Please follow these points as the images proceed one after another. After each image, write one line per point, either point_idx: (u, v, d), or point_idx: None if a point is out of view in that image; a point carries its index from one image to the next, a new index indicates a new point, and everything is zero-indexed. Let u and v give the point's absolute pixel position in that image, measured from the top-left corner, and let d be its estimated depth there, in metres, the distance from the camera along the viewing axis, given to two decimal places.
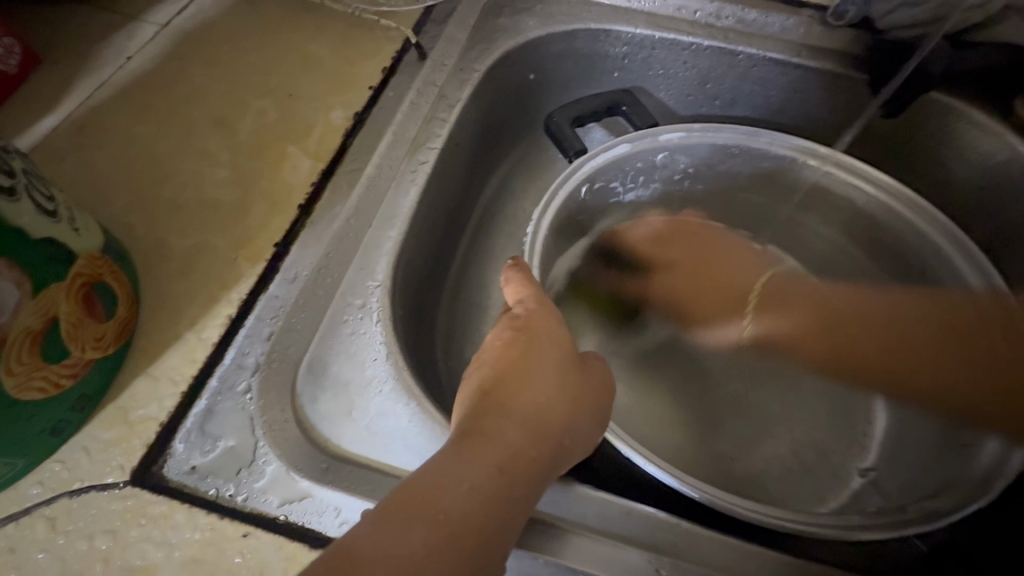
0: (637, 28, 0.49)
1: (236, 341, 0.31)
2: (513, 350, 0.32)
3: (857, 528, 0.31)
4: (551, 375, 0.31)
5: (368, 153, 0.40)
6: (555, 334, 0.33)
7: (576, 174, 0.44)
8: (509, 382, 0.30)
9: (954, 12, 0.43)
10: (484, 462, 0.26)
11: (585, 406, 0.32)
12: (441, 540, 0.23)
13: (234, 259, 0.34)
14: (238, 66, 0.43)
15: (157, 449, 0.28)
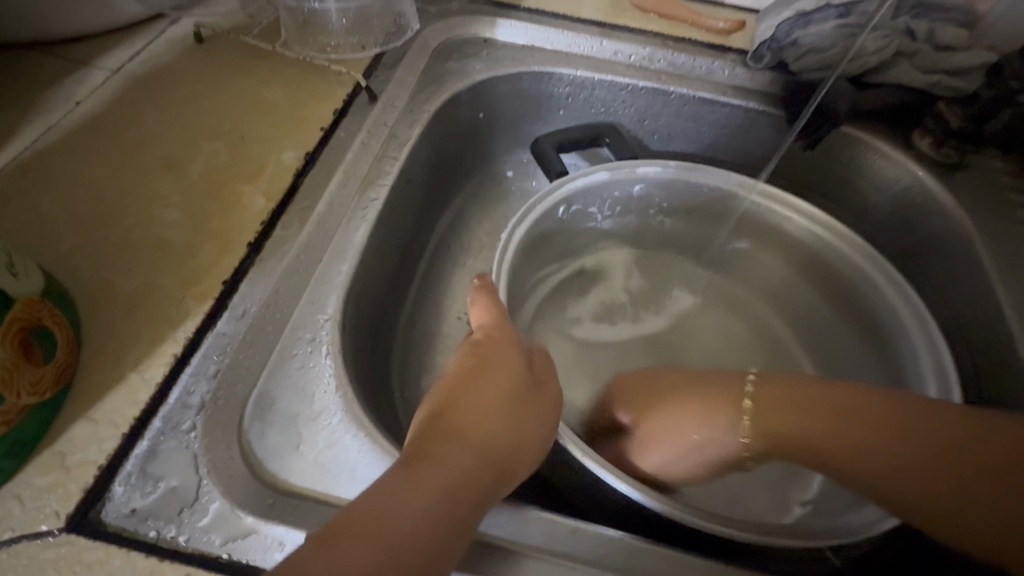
0: (578, 71, 0.54)
1: (181, 380, 0.31)
2: (466, 376, 0.33)
3: (814, 536, 0.32)
4: (502, 401, 0.32)
5: (320, 191, 0.41)
6: (509, 355, 0.35)
7: (556, 192, 0.46)
8: (463, 404, 0.31)
9: (854, 57, 0.49)
10: (433, 486, 0.27)
11: (534, 428, 0.32)
12: (390, 559, 0.23)
13: (182, 298, 0.34)
14: (190, 110, 0.44)
15: (95, 493, 0.27)
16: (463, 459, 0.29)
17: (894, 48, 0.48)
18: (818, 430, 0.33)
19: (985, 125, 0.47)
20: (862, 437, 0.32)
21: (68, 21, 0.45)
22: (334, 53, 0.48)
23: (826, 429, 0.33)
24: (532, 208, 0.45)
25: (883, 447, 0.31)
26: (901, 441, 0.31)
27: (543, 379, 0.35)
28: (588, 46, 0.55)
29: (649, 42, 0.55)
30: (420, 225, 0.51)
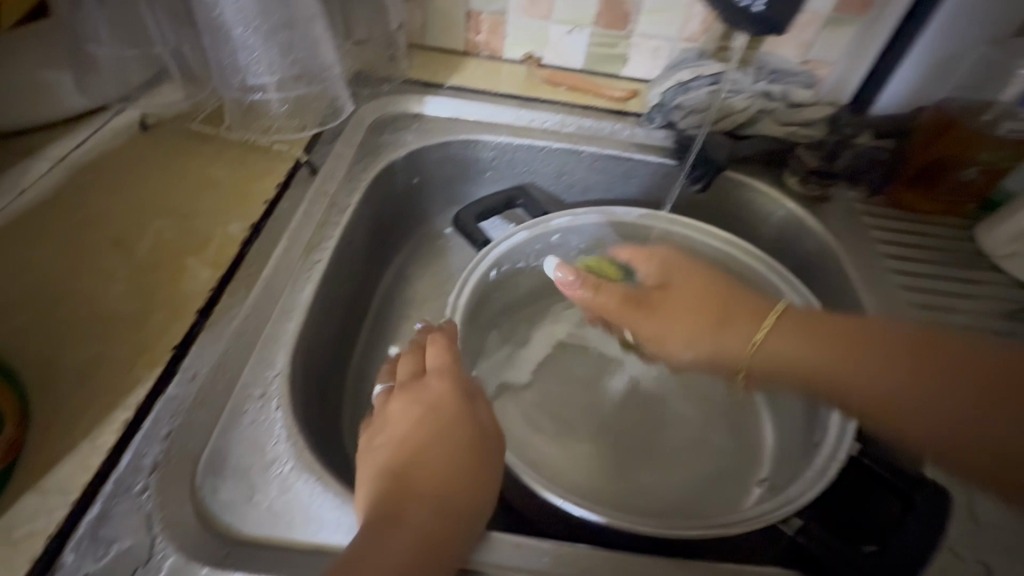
0: (500, 137, 0.61)
1: (132, 444, 0.32)
2: (420, 429, 0.34)
3: (732, 523, 0.37)
4: (457, 449, 0.34)
5: (265, 257, 0.44)
6: (449, 400, 0.36)
7: (483, 262, 0.53)
8: (411, 458, 0.33)
9: (727, 115, 0.58)
10: (397, 550, 0.28)
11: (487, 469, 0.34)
12: None
13: (131, 367, 0.36)
14: (137, 192, 0.47)
15: (45, 562, 0.28)
16: (421, 511, 0.30)
17: (754, 109, 0.58)
18: (828, 355, 0.36)
19: (834, 160, 0.57)
20: (872, 359, 0.34)
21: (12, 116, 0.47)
22: (276, 134, 0.53)
23: (849, 364, 0.35)
24: (469, 279, 0.51)
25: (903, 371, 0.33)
26: (912, 372, 0.33)
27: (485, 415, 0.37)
28: (508, 116, 0.63)
29: (561, 111, 0.64)
30: (364, 282, 0.55)
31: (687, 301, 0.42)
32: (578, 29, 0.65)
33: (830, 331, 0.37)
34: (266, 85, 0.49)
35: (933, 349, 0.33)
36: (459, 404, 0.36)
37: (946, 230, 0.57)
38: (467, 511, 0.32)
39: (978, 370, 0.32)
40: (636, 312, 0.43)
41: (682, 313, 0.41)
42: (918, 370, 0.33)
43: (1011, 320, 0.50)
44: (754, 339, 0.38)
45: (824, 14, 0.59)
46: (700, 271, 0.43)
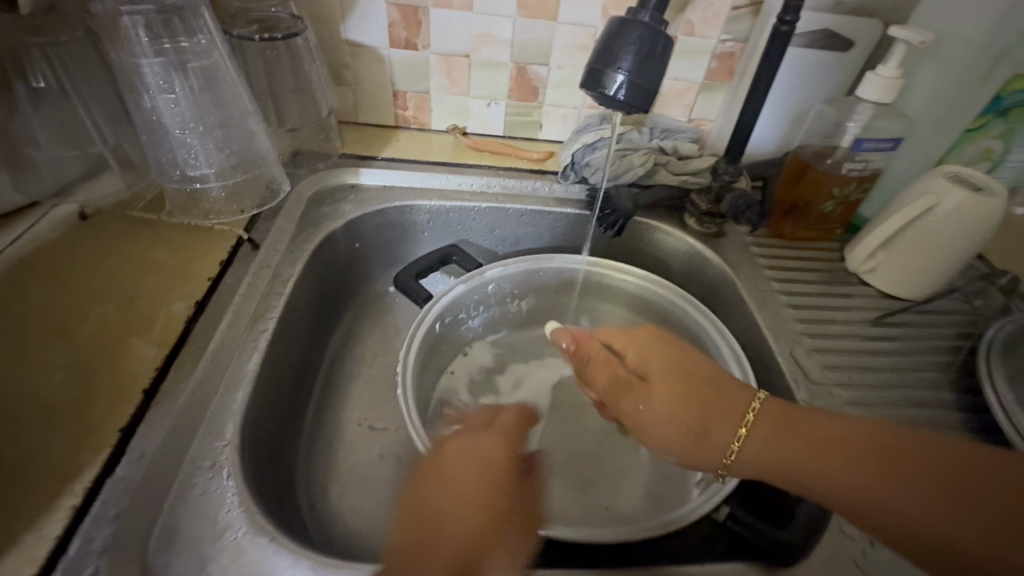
0: (432, 202, 0.67)
1: (81, 529, 0.34)
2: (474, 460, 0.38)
3: (676, 522, 0.41)
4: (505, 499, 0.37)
5: (211, 333, 0.47)
6: (498, 439, 0.40)
7: (427, 318, 0.56)
8: (456, 476, 0.37)
9: (626, 172, 0.67)
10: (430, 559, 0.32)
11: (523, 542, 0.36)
12: None
13: (76, 452, 0.37)
14: (78, 279, 0.48)
15: None
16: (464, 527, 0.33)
17: (653, 162, 0.67)
18: (799, 463, 0.36)
19: (719, 202, 0.64)
20: (859, 469, 0.34)
21: None
22: (216, 216, 0.55)
23: (826, 468, 0.35)
24: (418, 331, 0.54)
25: (878, 475, 0.34)
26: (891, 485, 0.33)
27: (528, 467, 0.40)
28: (438, 182, 0.69)
29: (486, 174, 0.71)
30: (313, 345, 0.58)
31: (667, 394, 0.40)
32: (495, 102, 0.73)
33: (806, 429, 0.37)
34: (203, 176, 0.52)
35: (905, 460, 0.34)
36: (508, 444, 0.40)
37: (820, 254, 0.67)
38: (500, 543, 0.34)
39: (933, 473, 0.33)
40: (622, 399, 0.43)
41: (665, 408, 0.40)
42: (889, 474, 0.33)
43: (879, 325, 0.58)
44: (733, 443, 0.38)
45: (699, 82, 0.71)
46: (676, 359, 0.43)
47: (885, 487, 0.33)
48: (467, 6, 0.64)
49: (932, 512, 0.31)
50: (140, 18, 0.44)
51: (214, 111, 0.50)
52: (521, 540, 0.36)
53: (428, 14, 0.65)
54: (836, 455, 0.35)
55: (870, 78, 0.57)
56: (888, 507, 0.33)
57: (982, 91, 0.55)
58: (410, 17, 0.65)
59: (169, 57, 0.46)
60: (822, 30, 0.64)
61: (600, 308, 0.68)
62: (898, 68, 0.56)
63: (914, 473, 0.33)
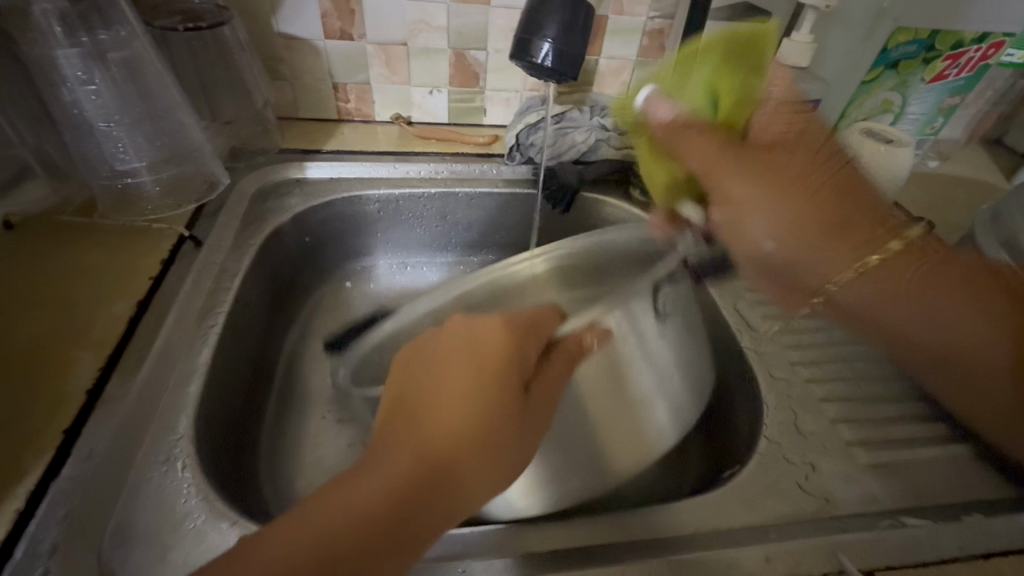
0: (380, 190, 0.67)
1: (29, 531, 0.32)
2: (446, 359, 0.33)
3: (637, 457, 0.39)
4: (442, 413, 0.30)
5: (154, 332, 0.44)
6: (455, 382, 0.31)
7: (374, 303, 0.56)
8: (423, 407, 0.31)
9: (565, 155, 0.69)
10: (443, 378, 0.32)
11: (486, 392, 0.31)
12: (469, 396, 0.31)
13: (18, 457, 0.35)
14: (8, 291, 0.45)
15: None
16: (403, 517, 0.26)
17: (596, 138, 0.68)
18: (962, 320, 0.42)
19: None
20: (963, 304, 0.42)
21: None
22: (155, 214, 0.52)
23: (988, 338, 0.41)
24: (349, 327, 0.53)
25: (972, 329, 0.41)
26: (992, 308, 0.42)
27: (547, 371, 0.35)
28: (386, 170, 0.68)
29: (433, 160, 0.70)
30: (269, 342, 0.57)
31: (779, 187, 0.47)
32: (437, 90, 0.73)
33: (969, 339, 0.42)
34: (136, 170, 0.49)
35: (1020, 297, 0.42)
36: (508, 340, 0.34)
37: None
38: (480, 482, 0.29)
39: (996, 309, 0.42)
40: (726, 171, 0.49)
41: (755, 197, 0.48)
42: (959, 291, 0.43)
43: None
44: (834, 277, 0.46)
45: (633, 60, 0.73)
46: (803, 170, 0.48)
47: (982, 326, 0.41)
48: None
49: (901, 270, 0.44)
50: (49, 8, 0.41)
51: (139, 103, 0.47)
52: (484, 491, 0.29)
53: (361, 3, 0.65)
54: (942, 325, 0.43)
55: (787, 44, 0.61)
56: (976, 346, 0.41)
57: (869, 46, 0.61)
58: (343, 6, 0.65)
59: (85, 48, 0.43)
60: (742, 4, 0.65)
61: None
62: (809, 33, 0.60)
63: (1013, 297, 0.42)
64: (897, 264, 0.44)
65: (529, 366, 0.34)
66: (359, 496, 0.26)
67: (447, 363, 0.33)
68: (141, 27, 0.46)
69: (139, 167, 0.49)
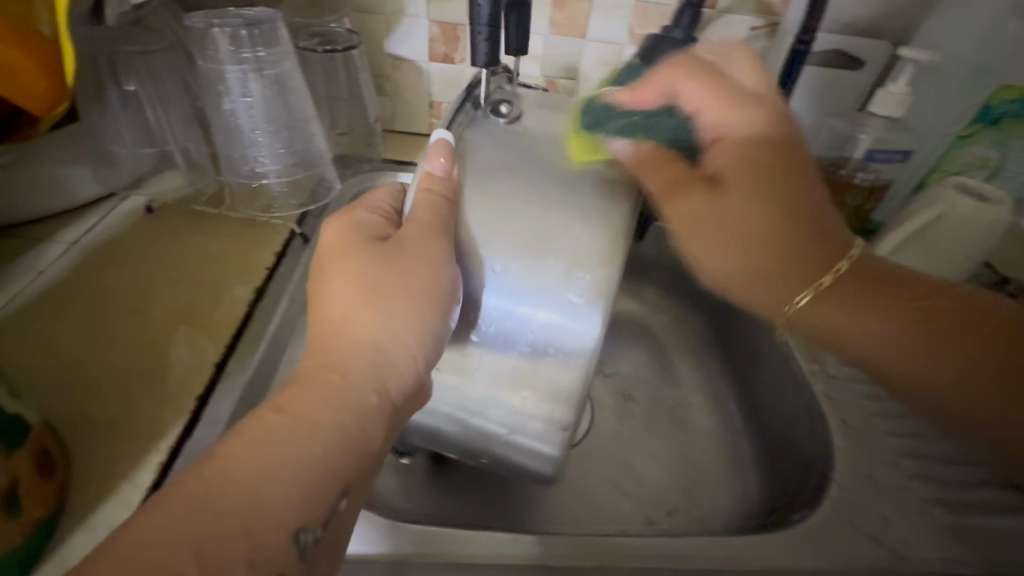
0: None
1: (167, 482, 0.36)
2: (342, 285, 0.34)
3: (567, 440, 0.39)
4: (349, 312, 0.33)
5: (268, 316, 0.49)
6: (343, 293, 0.34)
7: None
8: (331, 324, 0.34)
9: None
10: (340, 295, 0.34)
11: (383, 300, 0.34)
12: (355, 306, 0.33)
13: (160, 416, 0.40)
14: (149, 266, 0.51)
15: None
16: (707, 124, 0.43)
17: None
18: (923, 362, 0.39)
19: None
20: (932, 357, 0.39)
21: (28, 209, 0.51)
22: (276, 212, 0.57)
23: (928, 365, 0.39)
24: None
25: (945, 363, 0.38)
26: (960, 342, 0.38)
27: (414, 223, 0.36)
28: None
29: None
30: None
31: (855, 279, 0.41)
32: None
33: (931, 331, 0.39)
34: (269, 172, 0.56)
35: (1005, 331, 0.38)
36: (351, 242, 0.36)
37: None
38: (395, 338, 0.33)
39: (958, 329, 0.39)
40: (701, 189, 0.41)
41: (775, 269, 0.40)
42: (919, 336, 0.39)
43: None
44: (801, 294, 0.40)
45: None
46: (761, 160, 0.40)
47: (948, 324, 0.39)
48: None
49: (851, 305, 0.40)
50: (223, 30, 0.48)
51: (281, 115, 0.53)
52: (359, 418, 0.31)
53: (466, 30, 0.69)
54: (904, 352, 0.39)
55: (881, 94, 0.60)
56: (908, 368, 0.39)
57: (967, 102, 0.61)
58: (450, 33, 0.69)
59: (247, 65, 0.50)
60: (835, 51, 0.66)
61: (628, 313, 0.69)
62: (905, 87, 0.59)
63: (955, 334, 0.39)
64: (843, 286, 0.40)
65: (411, 251, 0.34)
66: (284, 428, 0.28)
67: (333, 279, 0.35)
68: (292, 50, 0.51)
69: (271, 169, 0.55)
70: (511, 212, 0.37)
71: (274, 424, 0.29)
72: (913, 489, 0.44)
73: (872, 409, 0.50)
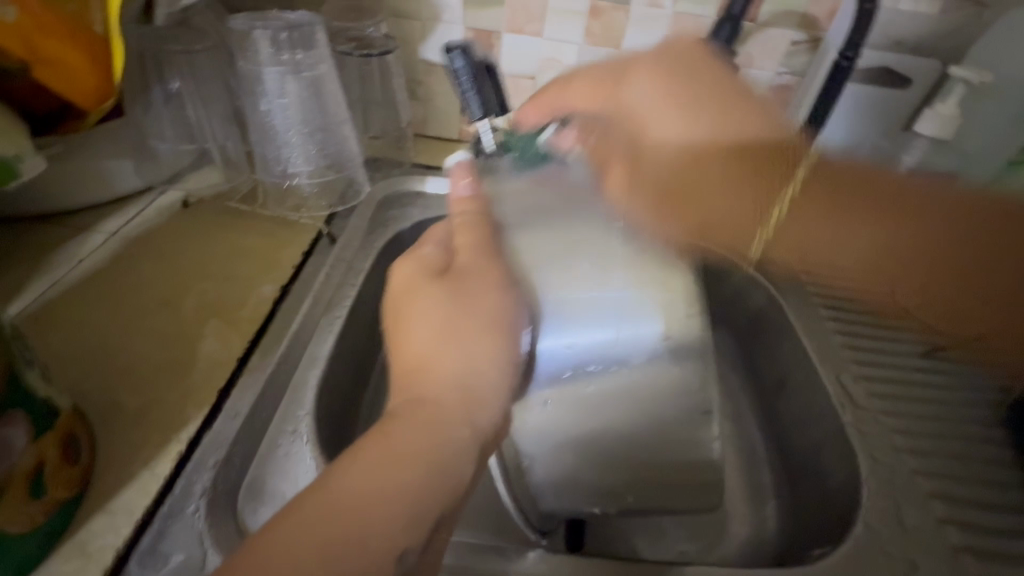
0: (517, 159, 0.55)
1: (184, 473, 0.37)
2: (427, 321, 0.37)
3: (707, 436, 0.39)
4: (425, 341, 0.37)
5: (292, 315, 0.49)
6: (420, 331, 0.37)
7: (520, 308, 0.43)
8: (415, 359, 0.36)
9: None
10: (412, 334, 0.37)
11: (459, 333, 0.36)
12: (431, 343, 0.36)
13: (183, 406, 0.41)
14: (184, 259, 0.53)
15: (117, 564, 0.33)
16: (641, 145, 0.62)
17: None
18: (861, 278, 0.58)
19: None
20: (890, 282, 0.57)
21: (73, 199, 0.54)
22: (306, 212, 0.58)
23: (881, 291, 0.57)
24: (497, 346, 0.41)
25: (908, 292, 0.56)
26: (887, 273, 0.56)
27: (461, 257, 0.39)
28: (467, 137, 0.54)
29: None
30: None
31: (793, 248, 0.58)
32: None
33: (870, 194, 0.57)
34: (301, 171, 0.57)
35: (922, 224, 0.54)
36: (416, 276, 0.40)
37: None
38: (463, 363, 0.36)
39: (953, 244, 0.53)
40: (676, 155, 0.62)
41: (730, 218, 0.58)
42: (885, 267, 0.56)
43: (930, 356, 0.56)
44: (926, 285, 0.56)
45: None
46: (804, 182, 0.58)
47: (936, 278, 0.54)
48: (538, 32, 0.68)
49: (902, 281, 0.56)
50: (266, 33, 0.49)
51: (316, 116, 0.55)
52: (460, 445, 0.32)
53: (501, 38, 0.70)
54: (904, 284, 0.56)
55: (928, 114, 0.57)
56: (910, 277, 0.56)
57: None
58: (485, 40, 0.70)
59: (286, 67, 0.51)
60: (880, 68, 0.63)
61: None
62: (954, 107, 0.58)
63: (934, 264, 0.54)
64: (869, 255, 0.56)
65: (481, 287, 0.37)
66: (380, 469, 0.29)
67: (415, 315, 0.38)
68: (329, 52, 0.53)
69: (303, 170, 0.57)
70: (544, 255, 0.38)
71: (373, 454, 0.30)
72: (946, 535, 0.41)
73: (903, 444, 0.47)
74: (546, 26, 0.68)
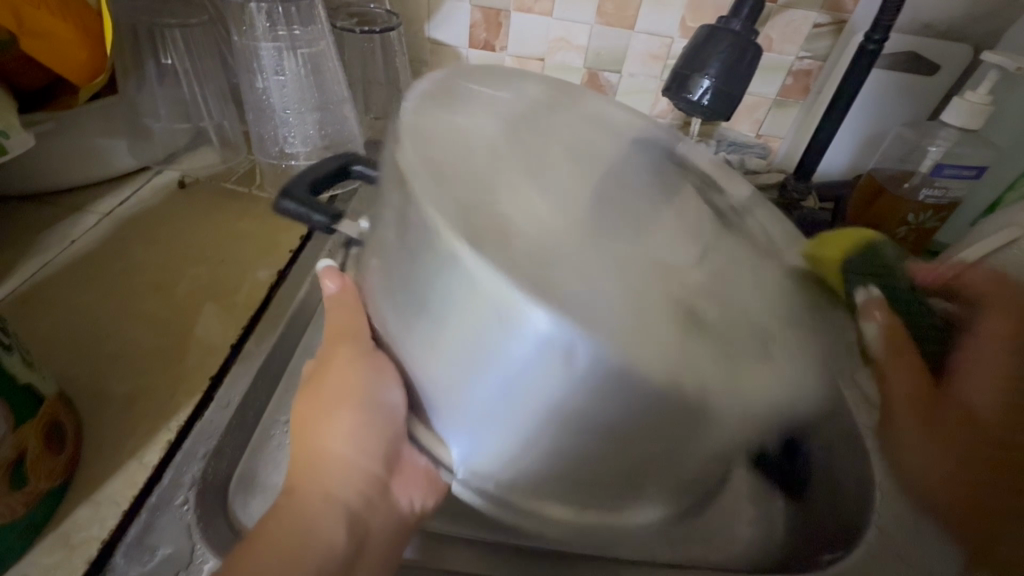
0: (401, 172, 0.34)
1: (173, 463, 0.36)
2: (309, 411, 0.36)
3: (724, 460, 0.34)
4: (317, 421, 0.35)
5: (289, 301, 0.48)
6: (308, 419, 0.36)
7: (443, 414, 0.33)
8: (310, 437, 0.35)
9: None
10: (304, 416, 0.36)
11: (337, 406, 0.35)
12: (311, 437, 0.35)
13: (173, 394, 0.40)
14: (178, 243, 0.51)
15: (101, 558, 0.31)
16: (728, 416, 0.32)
17: None
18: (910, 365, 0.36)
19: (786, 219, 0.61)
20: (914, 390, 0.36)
21: (65, 179, 0.52)
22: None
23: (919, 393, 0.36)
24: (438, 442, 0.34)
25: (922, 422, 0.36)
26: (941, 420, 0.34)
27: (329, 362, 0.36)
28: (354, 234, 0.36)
29: None
30: None
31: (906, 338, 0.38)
32: None
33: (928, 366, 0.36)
34: (299, 153, 0.54)
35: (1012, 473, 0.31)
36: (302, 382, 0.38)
37: None
38: (345, 431, 0.35)
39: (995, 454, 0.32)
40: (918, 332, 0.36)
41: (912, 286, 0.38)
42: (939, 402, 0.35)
43: None
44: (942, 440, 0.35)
45: (771, 98, 0.69)
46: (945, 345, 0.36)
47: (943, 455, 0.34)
48: (547, 11, 0.66)
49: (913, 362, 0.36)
50: (261, 5, 0.47)
51: (314, 95, 0.53)
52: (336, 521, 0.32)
53: (509, 18, 0.67)
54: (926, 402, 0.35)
55: (956, 102, 0.55)
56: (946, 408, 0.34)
57: None
58: (492, 20, 0.67)
59: (281, 42, 0.49)
60: (906, 53, 0.60)
61: None
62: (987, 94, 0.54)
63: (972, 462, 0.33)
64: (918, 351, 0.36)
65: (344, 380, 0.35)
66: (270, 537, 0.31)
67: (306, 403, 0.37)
68: (328, 28, 0.50)
69: (301, 151, 0.54)
70: (437, 347, 0.30)
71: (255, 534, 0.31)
72: None
73: None
74: (556, 5, 0.65)
